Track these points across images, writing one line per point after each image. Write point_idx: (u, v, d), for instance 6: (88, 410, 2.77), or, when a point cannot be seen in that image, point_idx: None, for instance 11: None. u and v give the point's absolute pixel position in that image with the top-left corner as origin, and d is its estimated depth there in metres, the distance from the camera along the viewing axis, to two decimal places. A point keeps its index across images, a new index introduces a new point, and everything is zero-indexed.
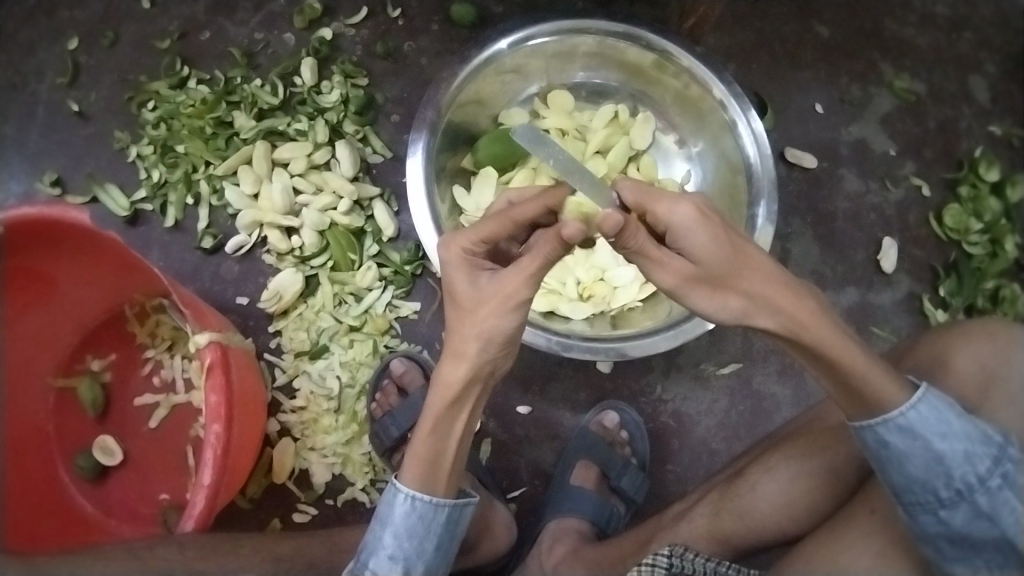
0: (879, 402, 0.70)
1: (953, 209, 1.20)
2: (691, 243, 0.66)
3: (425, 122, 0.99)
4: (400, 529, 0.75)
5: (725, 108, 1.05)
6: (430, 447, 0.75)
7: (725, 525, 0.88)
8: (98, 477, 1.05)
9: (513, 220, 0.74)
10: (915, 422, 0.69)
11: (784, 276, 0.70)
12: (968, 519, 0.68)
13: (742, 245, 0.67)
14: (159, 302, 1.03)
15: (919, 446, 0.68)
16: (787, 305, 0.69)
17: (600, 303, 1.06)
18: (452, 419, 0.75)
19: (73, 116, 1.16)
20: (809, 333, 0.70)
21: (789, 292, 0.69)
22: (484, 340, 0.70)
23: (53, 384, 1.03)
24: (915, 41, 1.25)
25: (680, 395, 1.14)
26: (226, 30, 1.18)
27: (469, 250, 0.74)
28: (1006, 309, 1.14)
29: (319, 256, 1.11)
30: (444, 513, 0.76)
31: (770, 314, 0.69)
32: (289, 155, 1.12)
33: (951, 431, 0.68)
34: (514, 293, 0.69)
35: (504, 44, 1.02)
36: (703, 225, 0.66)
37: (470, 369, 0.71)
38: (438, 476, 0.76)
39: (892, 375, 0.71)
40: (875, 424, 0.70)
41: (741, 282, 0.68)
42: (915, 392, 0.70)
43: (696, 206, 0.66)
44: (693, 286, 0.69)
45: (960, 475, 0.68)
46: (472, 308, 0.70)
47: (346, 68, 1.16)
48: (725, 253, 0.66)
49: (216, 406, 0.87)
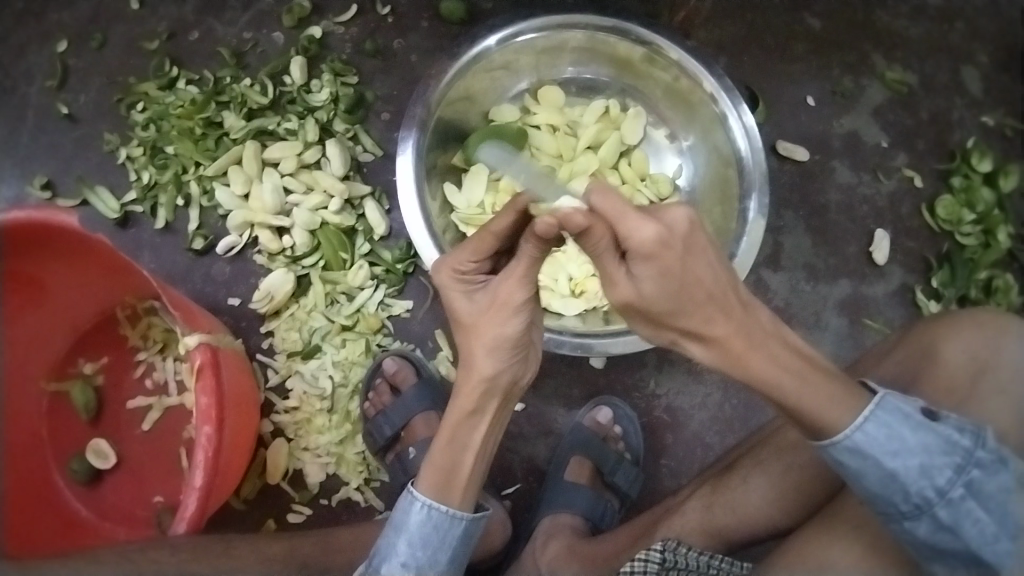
0: (827, 425, 0.69)
1: (946, 200, 1.20)
2: (641, 274, 0.64)
3: (414, 119, 0.99)
4: (414, 537, 0.75)
5: (715, 102, 1.05)
6: (448, 457, 0.76)
7: (717, 519, 0.89)
8: (92, 480, 1.05)
9: (493, 235, 0.71)
10: (861, 443, 0.69)
11: (738, 310, 0.66)
12: (931, 530, 0.68)
13: (694, 283, 0.64)
14: (150, 304, 1.03)
15: (870, 465, 0.69)
16: (721, 344, 0.67)
17: (593, 298, 1.06)
18: (470, 429, 0.77)
19: (63, 119, 1.16)
20: (739, 369, 0.68)
21: (731, 331, 0.66)
22: (494, 348, 0.72)
23: (46, 387, 1.03)
24: (907, 33, 1.25)
25: (673, 390, 1.14)
26: (216, 30, 1.18)
27: (459, 269, 0.74)
28: (999, 300, 1.17)
29: (311, 255, 1.11)
30: (460, 525, 0.76)
31: (704, 346, 0.68)
32: (279, 154, 1.11)
33: (902, 447, 0.68)
34: (509, 298, 0.70)
35: (492, 41, 1.02)
36: (653, 261, 0.62)
37: (484, 380, 0.74)
38: (456, 486, 0.76)
39: (842, 396, 0.70)
40: (825, 446, 0.70)
41: (680, 320, 0.66)
42: (863, 408, 0.69)
43: (657, 237, 0.61)
44: (633, 314, 0.69)
45: (916, 490, 0.68)
46: (477, 323, 0.73)
47: (335, 66, 1.16)
48: (670, 291, 0.64)
49: (207, 408, 0.87)
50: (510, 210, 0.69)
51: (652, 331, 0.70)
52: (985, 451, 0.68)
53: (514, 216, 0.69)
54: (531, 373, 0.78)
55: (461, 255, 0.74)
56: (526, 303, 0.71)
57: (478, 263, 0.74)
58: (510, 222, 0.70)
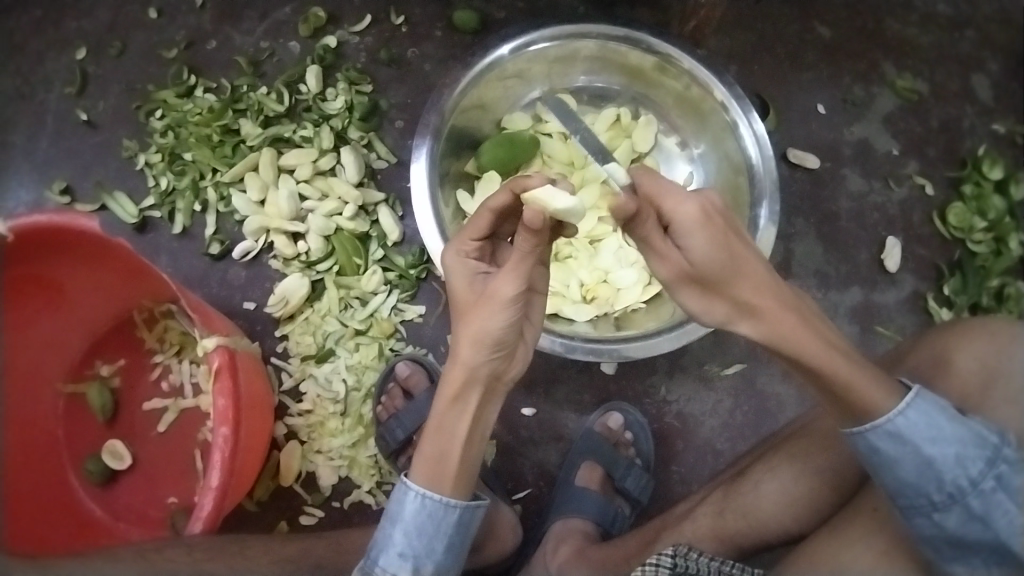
0: (865, 409, 0.70)
1: (957, 208, 1.20)
2: (691, 244, 0.66)
3: (429, 127, 1.00)
4: (410, 526, 0.75)
5: (726, 110, 1.06)
6: (435, 446, 0.75)
7: (728, 524, 0.89)
8: (107, 481, 1.06)
9: (492, 212, 0.76)
10: (903, 428, 0.69)
11: (777, 286, 0.69)
12: (962, 521, 0.69)
13: (741, 252, 0.67)
14: (167, 307, 1.05)
15: (909, 451, 0.69)
16: (769, 316, 0.69)
17: (603, 304, 1.07)
18: (456, 421, 0.75)
19: (82, 125, 1.18)
20: (788, 344, 0.69)
21: (776, 303, 0.68)
22: (477, 341, 0.72)
23: (63, 389, 1.05)
24: (917, 41, 1.26)
25: (684, 396, 1.14)
26: (233, 39, 1.20)
27: (463, 252, 0.78)
28: (1011, 307, 1.16)
29: (325, 260, 1.12)
30: (454, 514, 0.76)
31: (751, 322, 0.69)
32: (295, 161, 1.13)
33: (940, 435, 0.69)
34: (498, 291, 0.71)
35: (505, 50, 1.04)
36: (703, 229, 0.66)
37: (467, 371, 0.73)
38: (445, 476, 0.76)
39: (879, 380, 0.71)
40: (864, 430, 0.71)
41: (732, 289, 0.68)
42: (904, 397, 0.70)
43: (700, 208, 0.66)
44: (685, 287, 0.70)
45: (951, 478, 0.68)
46: (470, 310, 0.73)
47: (350, 75, 1.17)
48: (721, 260, 0.66)
49: (224, 410, 0.88)
50: (505, 188, 0.75)
51: (701, 308, 0.71)
52: (1012, 450, 0.69)
53: (508, 195, 0.75)
54: (517, 370, 0.77)
55: (465, 238, 0.78)
56: (514, 299, 0.70)
57: (480, 245, 0.78)
58: (506, 200, 0.75)
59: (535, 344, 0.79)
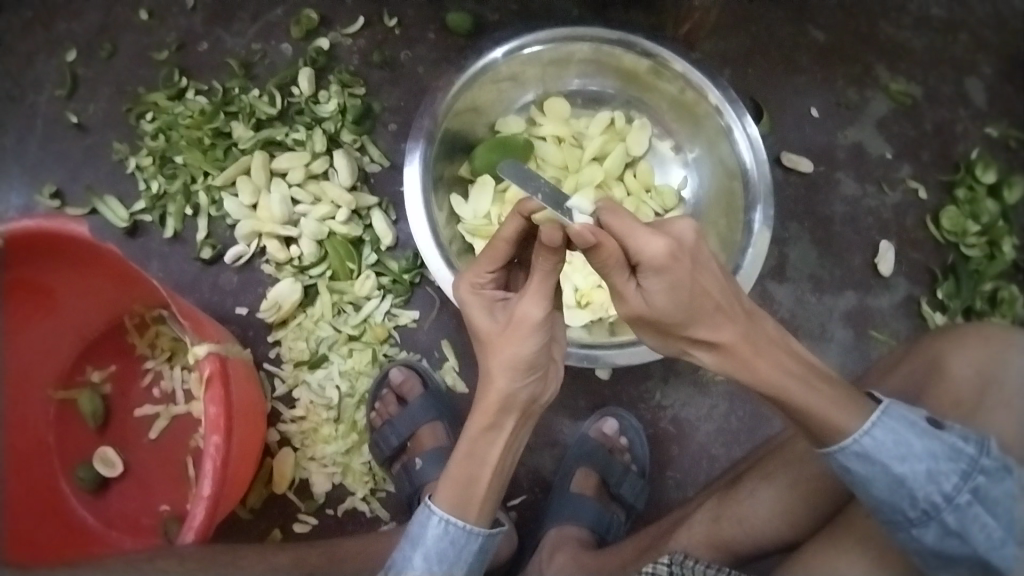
0: (832, 431, 0.71)
1: (951, 212, 1.20)
2: (652, 286, 0.67)
3: (422, 130, 1.00)
4: (430, 551, 0.74)
5: (721, 114, 1.05)
6: (465, 470, 0.75)
7: (725, 531, 0.89)
8: (99, 488, 1.05)
9: (506, 241, 0.73)
10: (870, 448, 0.69)
11: (745, 317, 0.70)
12: (939, 536, 0.69)
13: (705, 293, 0.67)
14: (158, 313, 1.04)
15: (878, 470, 0.70)
16: (726, 353, 0.71)
17: (598, 309, 1.06)
18: (488, 446, 0.75)
19: (72, 128, 1.16)
20: (744, 373, 0.71)
21: (738, 340, 0.70)
22: (510, 367, 0.71)
23: (53, 395, 1.04)
24: (910, 44, 1.26)
25: (679, 401, 1.14)
26: (224, 41, 1.19)
27: (478, 283, 0.77)
28: (1004, 312, 1.16)
29: (318, 265, 1.11)
30: (476, 541, 0.76)
31: (709, 352, 0.72)
32: (287, 165, 1.12)
33: (910, 452, 0.69)
34: (525, 317, 0.70)
35: (499, 53, 1.03)
36: (666, 273, 0.66)
37: (500, 397, 0.73)
38: (472, 501, 0.75)
39: (846, 401, 0.71)
40: (833, 451, 0.71)
41: (690, 330, 0.70)
42: (871, 415, 0.70)
43: (668, 249, 0.65)
44: (643, 324, 0.73)
45: (925, 495, 0.68)
46: (496, 339, 0.72)
47: (343, 78, 1.17)
48: (681, 303, 0.67)
49: (215, 418, 0.87)
50: (515, 214, 0.71)
51: (661, 340, 0.75)
52: (991, 459, 0.68)
53: (520, 220, 0.71)
54: (550, 393, 0.77)
55: (480, 267, 0.77)
56: (542, 322, 0.70)
57: (495, 275, 0.77)
58: (518, 225, 0.72)
59: (565, 362, 0.79)
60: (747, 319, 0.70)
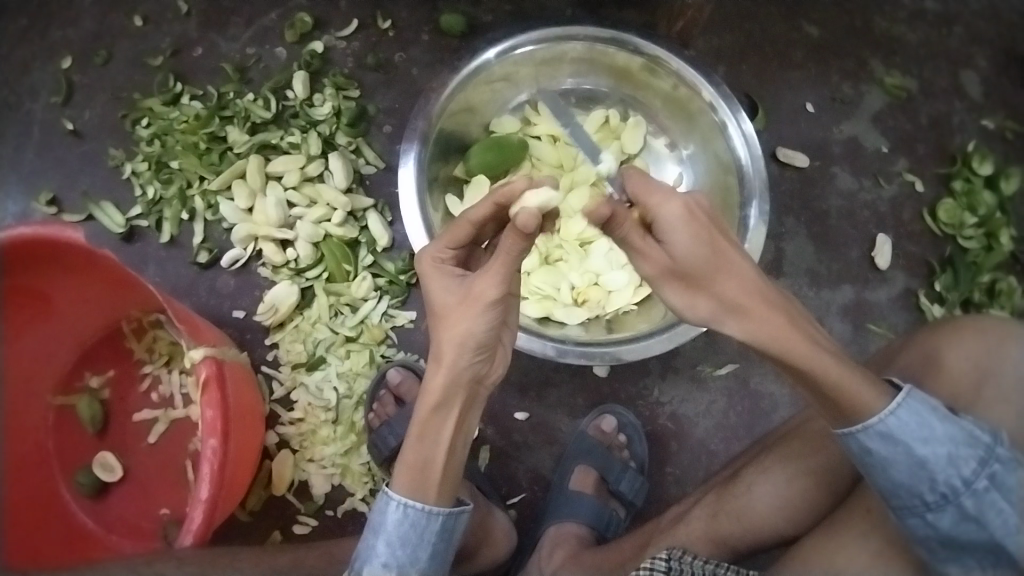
0: (860, 408, 0.70)
1: (947, 205, 1.20)
2: (674, 241, 0.68)
3: (416, 132, 1.00)
4: (393, 537, 0.75)
5: (715, 111, 1.06)
6: (419, 454, 0.75)
7: (723, 527, 0.88)
8: (98, 493, 1.05)
9: (471, 223, 0.76)
10: (895, 428, 0.70)
11: (766, 288, 0.70)
12: (955, 522, 0.69)
13: (726, 251, 0.68)
14: (156, 317, 1.05)
15: (900, 452, 0.70)
16: (753, 316, 0.69)
17: (595, 307, 1.06)
18: (440, 425, 0.76)
19: (68, 135, 1.17)
20: (772, 343, 0.69)
21: (761, 302, 0.69)
22: (461, 343, 0.72)
23: (52, 402, 1.04)
24: (904, 37, 1.25)
25: (678, 397, 1.14)
26: (219, 46, 1.19)
27: (438, 258, 0.77)
28: (1004, 303, 1.16)
29: (315, 267, 1.12)
30: (437, 521, 0.76)
31: (738, 321, 0.69)
32: (282, 168, 1.12)
33: (932, 435, 0.69)
34: (482, 294, 0.70)
35: (492, 54, 1.03)
36: (689, 224, 0.67)
37: (452, 375, 0.73)
38: (429, 483, 0.76)
39: (871, 381, 0.71)
40: (856, 431, 0.71)
41: (716, 285, 0.69)
42: (894, 397, 0.71)
43: (686, 205, 0.67)
44: (667, 281, 0.72)
45: (944, 478, 0.68)
46: (450, 313, 0.73)
47: (337, 80, 1.17)
48: (703, 256, 0.67)
49: (212, 421, 0.87)
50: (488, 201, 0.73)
51: (686, 303, 0.72)
52: (1005, 449, 0.69)
53: (491, 206, 0.74)
54: (497, 374, 0.78)
55: (441, 245, 0.78)
56: (497, 301, 0.70)
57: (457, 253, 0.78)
58: (489, 210, 0.74)
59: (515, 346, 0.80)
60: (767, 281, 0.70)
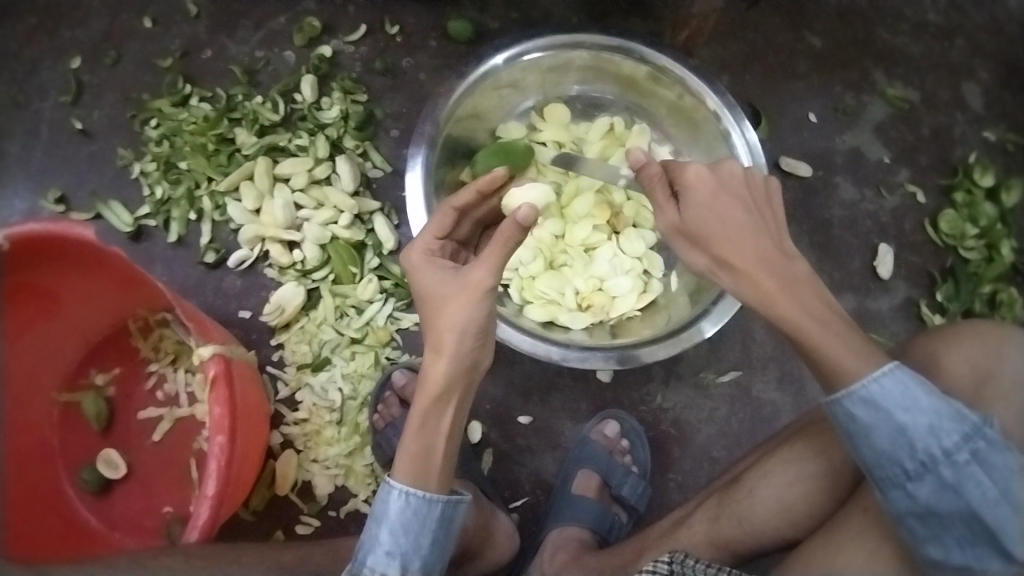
0: (843, 375, 0.70)
1: (949, 215, 1.22)
2: (687, 202, 0.79)
3: (424, 136, 1.01)
4: (396, 525, 0.74)
5: (719, 119, 1.06)
6: (420, 444, 0.75)
7: (724, 530, 0.89)
8: (102, 490, 1.05)
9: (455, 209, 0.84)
10: (877, 394, 0.68)
11: (763, 248, 0.76)
12: (934, 492, 0.68)
13: (733, 215, 0.77)
14: (162, 317, 1.04)
15: (883, 418, 0.68)
16: (749, 273, 0.75)
17: (599, 312, 1.07)
18: (440, 413, 0.76)
19: (77, 134, 1.17)
20: (766, 306, 0.74)
21: (756, 263, 0.74)
22: (461, 332, 0.74)
23: (57, 398, 1.04)
24: (907, 50, 1.27)
25: (680, 404, 1.15)
26: (228, 49, 1.20)
27: (429, 250, 0.82)
28: (1004, 313, 1.16)
29: (320, 269, 1.12)
30: (438, 508, 0.75)
31: (730, 276, 0.77)
32: (290, 170, 1.13)
33: (916, 405, 0.67)
34: (481, 282, 0.73)
35: (500, 60, 1.04)
36: (702, 189, 0.78)
37: (453, 363, 0.74)
38: (431, 472, 0.76)
39: (859, 350, 0.71)
40: (840, 398, 0.70)
41: (720, 244, 0.76)
42: (882, 365, 0.69)
43: (699, 172, 0.79)
44: (676, 238, 0.82)
45: (923, 446, 0.67)
46: (447, 302, 0.75)
47: (345, 84, 1.18)
48: (710, 219, 0.77)
49: (220, 418, 0.87)
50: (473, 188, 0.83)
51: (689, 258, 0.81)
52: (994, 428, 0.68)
53: (475, 193, 0.84)
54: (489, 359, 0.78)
55: (429, 235, 0.83)
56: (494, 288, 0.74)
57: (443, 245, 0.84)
58: (471, 198, 0.84)
59: None
60: (765, 242, 0.76)
